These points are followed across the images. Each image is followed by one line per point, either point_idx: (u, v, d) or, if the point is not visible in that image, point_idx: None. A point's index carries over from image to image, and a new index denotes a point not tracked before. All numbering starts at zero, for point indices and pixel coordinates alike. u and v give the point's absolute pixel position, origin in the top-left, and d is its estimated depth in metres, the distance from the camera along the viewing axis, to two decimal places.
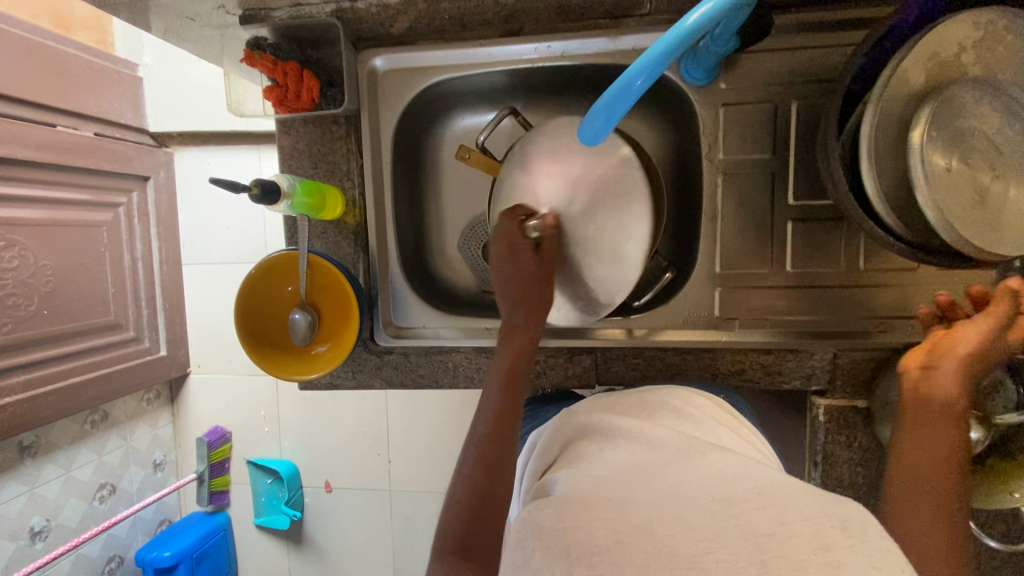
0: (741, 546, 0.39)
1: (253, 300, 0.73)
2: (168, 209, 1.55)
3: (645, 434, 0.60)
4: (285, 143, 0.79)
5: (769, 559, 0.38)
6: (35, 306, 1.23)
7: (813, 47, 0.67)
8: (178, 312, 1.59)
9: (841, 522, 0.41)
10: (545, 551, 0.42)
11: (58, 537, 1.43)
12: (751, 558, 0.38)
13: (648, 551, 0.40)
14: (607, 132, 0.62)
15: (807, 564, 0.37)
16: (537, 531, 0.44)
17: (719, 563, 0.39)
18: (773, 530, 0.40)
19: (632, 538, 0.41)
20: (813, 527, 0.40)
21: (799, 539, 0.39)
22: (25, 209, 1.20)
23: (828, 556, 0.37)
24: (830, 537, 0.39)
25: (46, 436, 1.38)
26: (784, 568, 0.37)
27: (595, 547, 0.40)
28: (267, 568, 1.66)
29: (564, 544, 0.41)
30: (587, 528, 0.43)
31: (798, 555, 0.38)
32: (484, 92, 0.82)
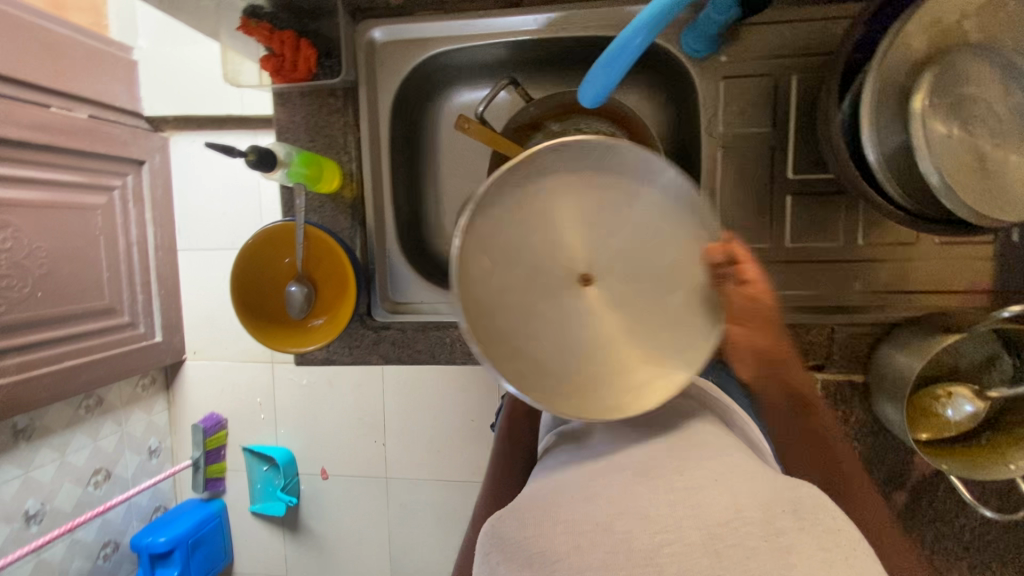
0: (697, 538, 0.39)
1: (249, 273, 0.72)
2: (163, 193, 1.54)
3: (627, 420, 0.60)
4: (283, 117, 0.78)
5: (724, 549, 0.38)
6: (29, 288, 1.22)
7: (813, 19, 0.67)
8: (173, 297, 1.58)
9: (790, 505, 0.42)
10: (510, 565, 0.42)
11: (53, 521, 1.42)
12: (705, 549, 0.38)
13: (606, 552, 0.39)
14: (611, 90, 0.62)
15: (758, 553, 0.38)
16: (501, 542, 0.44)
17: (673, 555, 0.38)
18: (728, 521, 0.40)
19: (589, 539, 0.40)
20: (765, 512, 0.41)
21: (750, 527, 0.39)
22: (18, 189, 1.19)
23: (777, 543, 0.38)
24: (782, 522, 0.40)
25: (40, 420, 1.37)
26: (738, 558, 0.37)
27: (556, 554, 0.40)
28: (262, 555, 1.66)
29: (526, 553, 0.41)
30: (546, 533, 0.42)
31: (749, 545, 0.38)
32: (484, 66, 0.81)
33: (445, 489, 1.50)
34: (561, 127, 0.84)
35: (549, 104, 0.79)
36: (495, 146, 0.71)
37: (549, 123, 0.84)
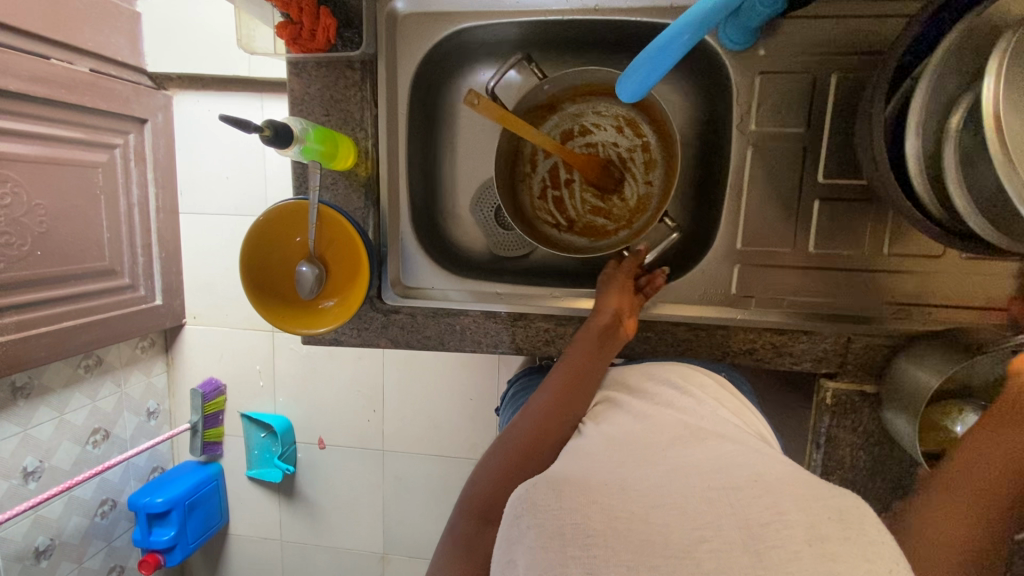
0: (735, 536, 0.39)
1: (261, 250, 0.70)
2: (166, 153, 1.50)
3: (647, 414, 0.60)
4: (297, 87, 0.75)
5: (764, 549, 0.38)
6: (28, 246, 1.19)
7: (861, 16, 0.64)
8: (174, 261, 1.55)
9: (837, 514, 0.41)
10: (540, 530, 0.43)
11: (52, 478, 1.43)
12: (745, 548, 0.38)
13: (643, 539, 0.40)
14: (653, 84, 0.57)
15: (803, 557, 0.37)
16: (533, 507, 0.45)
17: (711, 552, 0.38)
18: (769, 521, 0.40)
19: (625, 524, 0.41)
20: (808, 517, 0.40)
21: (793, 531, 0.39)
22: (17, 144, 1.16)
23: (822, 549, 0.37)
24: (826, 530, 0.39)
25: (40, 378, 1.37)
26: (779, 559, 0.37)
27: (590, 531, 0.41)
28: (258, 519, 1.69)
29: (559, 524, 0.42)
30: (584, 509, 0.43)
31: (794, 547, 0.38)
32: (508, 45, 0.78)
33: (441, 464, 1.51)
34: (578, 109, 0.81)
35: (563, 84, 0.76)
36: (502, 124, 0.68)
37: (566, 105, 0.81)
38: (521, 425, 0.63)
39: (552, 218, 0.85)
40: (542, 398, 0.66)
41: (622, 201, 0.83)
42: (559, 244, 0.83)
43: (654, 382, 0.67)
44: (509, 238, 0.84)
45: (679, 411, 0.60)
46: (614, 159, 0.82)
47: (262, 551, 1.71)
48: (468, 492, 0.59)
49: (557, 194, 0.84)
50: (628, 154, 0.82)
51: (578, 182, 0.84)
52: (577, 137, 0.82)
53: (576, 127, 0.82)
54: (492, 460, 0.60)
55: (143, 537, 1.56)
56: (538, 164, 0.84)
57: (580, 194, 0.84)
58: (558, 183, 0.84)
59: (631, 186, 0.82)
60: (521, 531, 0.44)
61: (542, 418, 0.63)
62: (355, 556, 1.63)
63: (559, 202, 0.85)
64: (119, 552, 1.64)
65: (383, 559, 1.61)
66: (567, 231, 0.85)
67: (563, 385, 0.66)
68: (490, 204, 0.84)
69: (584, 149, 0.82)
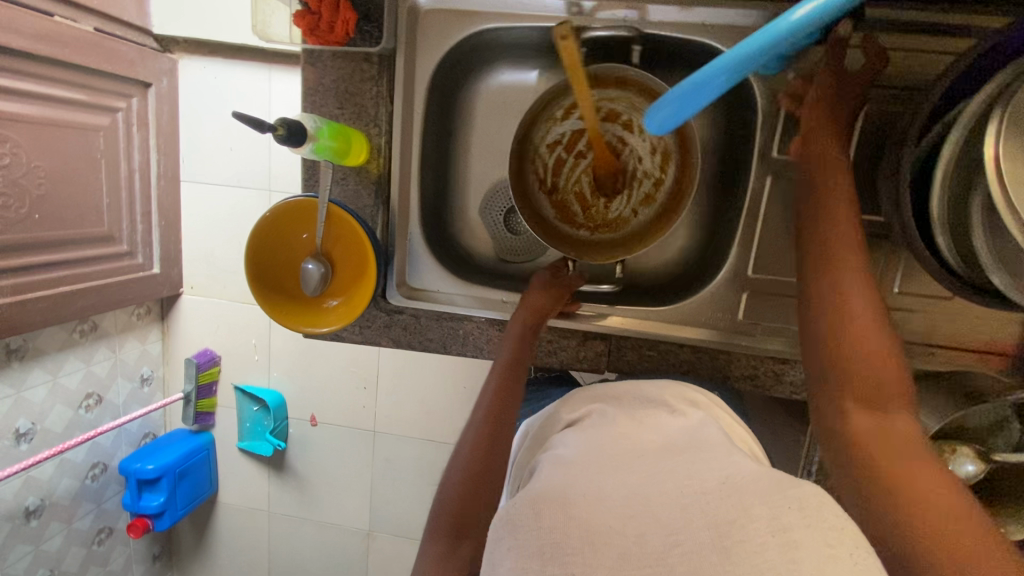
0: (706, 535, 0.43)
1: (265, 245, 0.69)
2: (170, 120, 1.47)
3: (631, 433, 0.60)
4: (311, 77, 0.73)
5: (732, 545, 0.41)
6: (26, 209, 1.16)
7: (894, 50, 0.63)
8: (174, 230, 1.54)
9: (796, 503, 0.43)
10: (520, 550, 0.44)
11: (43, 440, 1.43)
12: (716, 547, 0.42)
13: (617, 551, 0.43)
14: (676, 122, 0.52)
15: (768, 548, 0.40)
16: (514, 527, 0.46)
17: (682, 555, 0.42)
18: (737, 518, 0.43)
19: (603, 538, 0.44)
20: (772, 511, 0.43)
21: (757, 522, 0.42)
22: (18, 104, 1.12)
23: (784, 538, 0.41)
24: (789, 519, 0.42)
25: (34, 341, 1.35)
26: (746, 553, 0.40)
27: (569, 547, 0.43)
28: (246, 490, 1.70)
29: (540, 543, 0.44)
30: (563, 526, 0.45)
31: (757, 538, 0.41)
32: (530, 47, 0.76)
33: (430, 448, 1.53)
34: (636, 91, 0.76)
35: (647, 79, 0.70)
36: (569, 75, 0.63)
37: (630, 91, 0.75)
38: (470, 438, 0.62)
39: (543, 170, 0.81)
40: (482, 405, 0.65)
41: (603, 218, 0.80)
42: (531, 196, 0.79)
43: (649, 406, 0.66)
44: (517, 244, 0.84)
45: (661, 426, 0.61)
46: (626, 171, 0.78)
47: (249, 521, 1.72)
48: (436, 515, 0.56)
49: (559, 151, 0.80)
50: (642, 175, 0.79)
51: (586, 162, 0.80)
52: (619, 124, 0.78)
53: (625, 116, 0.77)
54: (454, 473, 0.59)
55: (132, 502, 1.56)
56: (564, 118, 0.79)
57: (581, 172, 0.80)
58: (569, 145, 0.80)
59: (623, 208, 0.80)
60: (501, 553, 0.45)
61: (492, 425, 0.63)
62: (341, 531, 1.65)
63: (558, 163, 0.81)
64: (108, 513, 1.62)
65: (368, 536, 1.63)
66: (542, 188, 0.81)
67: (498, 388, 0.66)
68: (500, 206, 0.83)
69: (613, 138, 0.78)
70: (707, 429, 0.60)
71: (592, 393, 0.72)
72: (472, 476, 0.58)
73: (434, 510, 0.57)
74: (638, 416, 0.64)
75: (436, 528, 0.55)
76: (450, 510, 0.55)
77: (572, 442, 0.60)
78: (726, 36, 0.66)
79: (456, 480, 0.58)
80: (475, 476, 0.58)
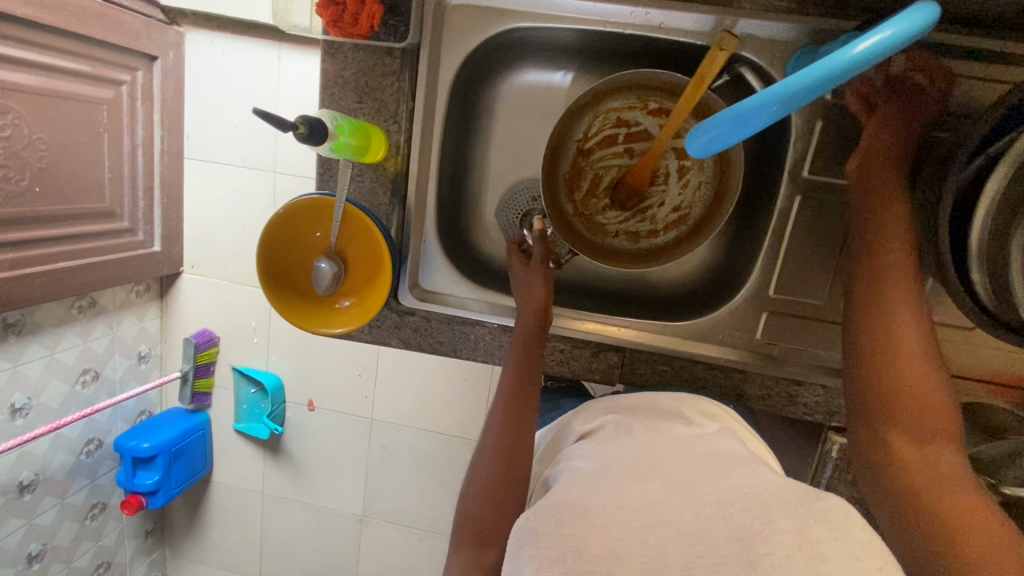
0: (730, 549, 0.42)
1: (279, 240, 0.68)
2: (175, 95, 1.43)
3: (650, 444, 0.59)
4: (330, 69, 0.71)
5: (757, 558, 0.41)
6: (26, 181, 1.13)
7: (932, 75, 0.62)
8: (175, 208, 1.51)
9: (823, 516, 0.43)
10: (542, 558, 0.44)
11: (38, 416, 1.38)
12: (739, 559, 0.41)
13: (642, 561, 0.43)
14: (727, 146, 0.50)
15: (793, 560, 0.40)
16: (535, 535, 0.46)
17: (709, 565, 0.42)
18: (760, 530, 0.43)
19: (625, 547, 0.44)
20: (797, 524, 0.43)
21: (782, 537, 0.42)
22: (20, 73, 1.08)
23: (811, 550, 0.40)
24: (816, 533, 0.41)
25: (32, 316, 1.30)
26: (771, 566, 0.40)
27: (593, 555, 0.43)
28: (241, 471, 1.69)
29: (562, 551, 0.44)
30: (585, 535, 0.45)
31: (783, 553, 0.40)
32: (558, 48, 0.73)
33: (428, 438, 1.53)
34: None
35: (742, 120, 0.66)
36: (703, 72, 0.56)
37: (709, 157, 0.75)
38: (486, 446, 0.62)
39: (591, 132, 0.76)
40: (497, 413, 0.64)
41: (591, 221, 0.80)
42: (562, 146, 0.76)
43: (665, 417, 0.65)
44: None
45: (678, 434, 0.61)
46: (643, 198, 0.78)
47: (242, 502, 1.72)
48: (461, 518, 0.58)
49: (618, 129, 0.76)
50: (651, 215, 0.79)
51: (624, 163, 0.78)
52: (677, 163, 0.76)
53: (684, 164, 0.76)
54: (475, 483, 0.59)
55: (127, 479, 1.54)
56: (649, 112, 0.75)
57: (617, 163, 0.78)
58: (630, 134, 0.76)
59: (611, 222, 0.79)
60: (522, 558, 0.45)
61: (510, 434, 0.62)
62: (334, 516, 1.65)
63: (606, 139, 0.77)
64: (101, 489, 1.59)
65: (361, 522, 1.63)
66: (577, 143, 0.77)
67: (511, 397, 0.64)
68: (518, 208, 0.81)
69: (665, 168, 0.77)
70: (724, 438, 0.59)
71: (605, 404, 0.71)
72: (502, 480, 0.58)
73: (457, 521, 0.58)
74: (655, 426, 0.63)
75: (462, 537, 0.56)
76: (473, 517, 0.57)
77: (591, 455, 0.59)
78: (764, 49, 0.64)
79: (481, 488, 0.58)
80: (495, 481, 0.58)
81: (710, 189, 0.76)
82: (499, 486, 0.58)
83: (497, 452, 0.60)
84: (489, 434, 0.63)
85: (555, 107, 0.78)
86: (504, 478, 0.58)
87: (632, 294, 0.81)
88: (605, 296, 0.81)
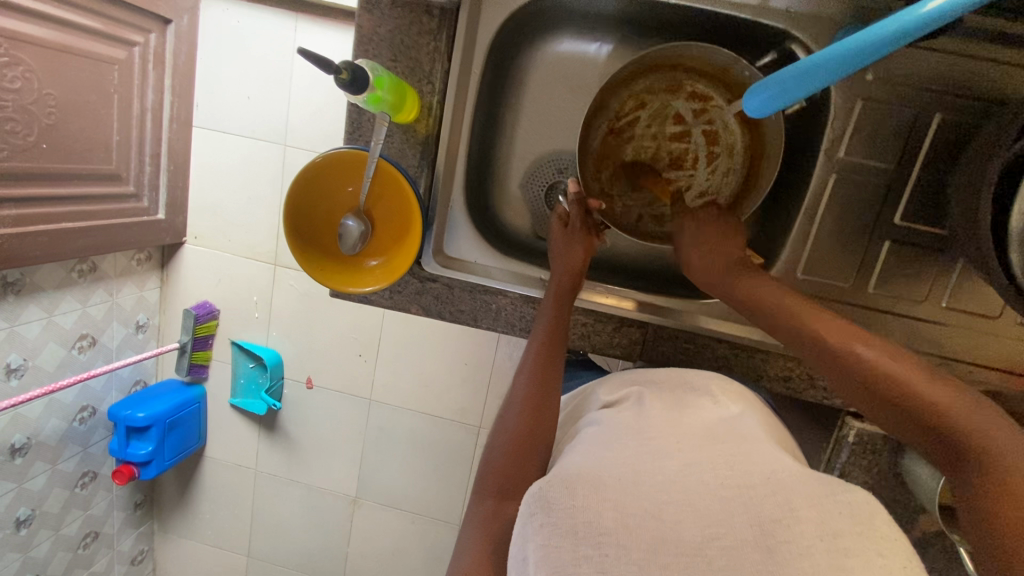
0: (749, 533, 0.40)
1: (307, 193, 0.67)
2: (187, 60, 1.39)
3: (678, 418, 0.58)
4: (366, 24, 0.69)
5: (776, 545, 0.39)
6: (33, 137, 1.10)
7: (975, 57, 0.61)
8: (181, 176, 1.47)
9: (846, 510, 0.41)
10: (553, 528, 0.42)
11: (34, 378, 1.33)
12: (758, 546, 0.40)
13: (656, 536, 0.41)
14: (784, 104, 0.53)
15: (815, 551, 0.38)
16: (546, 505, 0.43)
17: (722, 549, 0.40)
18: (782, 517, 0.41)
19: (640, 522, 0.42)
20: (821, 514, 0.41)
21: (806, 527, 0.40)
22: (31, 25, 1.05)
23: (835, 545, 0.38)
24: (840, 525, 0.40)
25: (32, 277, 1.26)
26: (791, 555, 0.39)
27: (604, 528, 0.41)
28: (234, 446, 1.67)
29: (572, 522, 0.42)
30: (596, 506, 0.42)
31: (804, 542, 0.39)
32: (595, 17, 0.73)
33: (425, 421, 1.52)
34: (740, 127, 0.74)
35: None
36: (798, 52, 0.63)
37: (739, 143, 0.75)
38: (511, 411, 0.61)
39: (624, 109, 0.75)
40: (525, 369, 0.65)
41: (616, 203, 0.78)
42: (595, 119, 0.74)
43: (691, 392, 0.65)
44: None
45: (704, 414, 0.59)
46: (670, 181, 0.77)
47: (234, 478, 1.69)
48: (483, 474, 0.57)
49: (652, 111, 0.75)
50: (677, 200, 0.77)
51: (655, 145, 0.76)
52: (707, 151, 0.75)
53: (714, 151, 0.75)
54: (501, 433, 0.59)
55: (119, 448, 1.50)
56: (684, 95, 0.74)
57: (649, 144, 0.76)
58: (664, 118, 0.75)
59: (635, 205, 0.78)
60: (531, 529, 0.42)
61: (536, 390, 0.62)
62: (326, 495, 1.63)
63: (639, 120, 0.76)
64: (92, 458, 1.55)
65: (354, 502, 1.61)
66: (609, 119, 0.76)
67: (537, 361, 0.65)
68: (543, 181, 0.80)
69: (697, 154, 0.76)
70: (747, 420, 0.58)
71: (626, 377, 0.71)
72: (514, 443, 0.58)
73: (480, 471, 0.57)
74: (676, 401, 0.62)
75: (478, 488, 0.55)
76: (496, 469, 0.56)
77: (608, 422, 0.59)
78: (807, 24, 0.63)
79: (506, 441, 0.58)
80: (512, 446, 0.58)
81: (735, 177, 0.75)
82: (522, 453, 0.57)
83: (526, 417, 0.60)
84: (514, 395, 0.63)
85: (586, 79, 0.77)
86: (525, 447, 0.57)
87: (655, 273, 0.81)
88: (629, 273, 0.82)
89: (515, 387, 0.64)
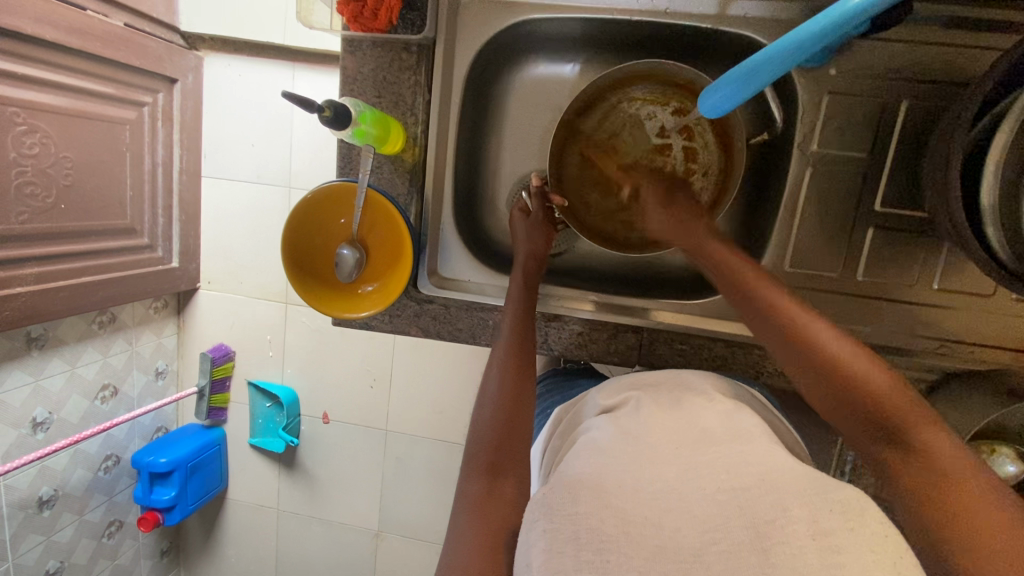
0: (744, 536, 0.40)
1: (304, 224, 0.70)
2: (193, 115, 1.46)
3: (682, 417, 0.58)
4: (351, 65, 0.74)
5: (773, 547, 0.39)
6: (51, 198, 1.16)
7: (931, 44, 0.63)
8: (194, 224, 1.53)
9: (838, 507, 0.40)
10: (556, 533, 0.42)
11: (59, 430, 1.37)
12: (754, 548, 0.39)
13: (655, 545, 0.41)
14: (741, 101, 0.57)
15: (807, 552, 0.38)
16: (549, 511, 0.44)
17: (719, 555, 0.40)
18: (774, 518, 0.41)
19: (637, 529, 0.42)
20: (812, 514, 0.40)
21: (798, 526, 0.40)
22: (47, 95, 1.12)
23: (827, 543, 0.38)
24: (832, 523, 0.40)
25: (55, 331, 1.31)
26: (785, 556, 0.38)
27: (605, 534, 0.41)
28: (255, 486, 1.68)
29: (574, 528, 0.42)
30: (599, 512, 0.43)
31: (797, 543, 0.39)
32: (565, 40, 0.77)
33: (441, 448, 1.52)
34: (714, 132, 0.76)
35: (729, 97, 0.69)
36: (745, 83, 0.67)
37: (716, 165, 0.77)
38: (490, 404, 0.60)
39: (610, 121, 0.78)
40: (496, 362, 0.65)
41: (590, 206, 0.81)
42: (578, 131, 0.77)
43: (686, 391, 0.65)
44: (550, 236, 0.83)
45: (694, 410, 0.59)
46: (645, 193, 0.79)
47: (257, 519, 1.70)
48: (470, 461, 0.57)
49: (637, 122, 0.78)
50: None
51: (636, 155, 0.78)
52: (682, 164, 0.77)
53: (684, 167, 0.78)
54: (485, 413, 0.59)
55: (143, 495, 1.52)
56: (671, 111, 0.77)
57: (631, 150, 0.78)
58: (649, 129, 0.78)
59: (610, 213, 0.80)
60: (535, 534, 0.43)
61: (510, 386, 0.62)
62: (349, 531, 1.63)
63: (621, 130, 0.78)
64: (118, 507, 1.57)
65: (376, 537, 1.61)
66: (591, 127, 0.78)
67: (506, 360, 0.64)
68: None
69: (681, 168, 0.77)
70: (743, 418, 0.58)
71: (620, 381, 0.72)
72: (507, 436, 0.58)
73: None
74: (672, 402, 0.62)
75: None
76: None
77: (606, 427, 0.59)
78: (769, 29, 0.66)
79: None
80: (501, 432, 0.57)
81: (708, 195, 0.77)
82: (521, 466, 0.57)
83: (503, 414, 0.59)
84: (490, 390, 0.62)
85: (564, 98, 0.80)
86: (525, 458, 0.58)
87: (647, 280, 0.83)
88: (621, 282, 0.83)
89: (489, 380, 0.63)
